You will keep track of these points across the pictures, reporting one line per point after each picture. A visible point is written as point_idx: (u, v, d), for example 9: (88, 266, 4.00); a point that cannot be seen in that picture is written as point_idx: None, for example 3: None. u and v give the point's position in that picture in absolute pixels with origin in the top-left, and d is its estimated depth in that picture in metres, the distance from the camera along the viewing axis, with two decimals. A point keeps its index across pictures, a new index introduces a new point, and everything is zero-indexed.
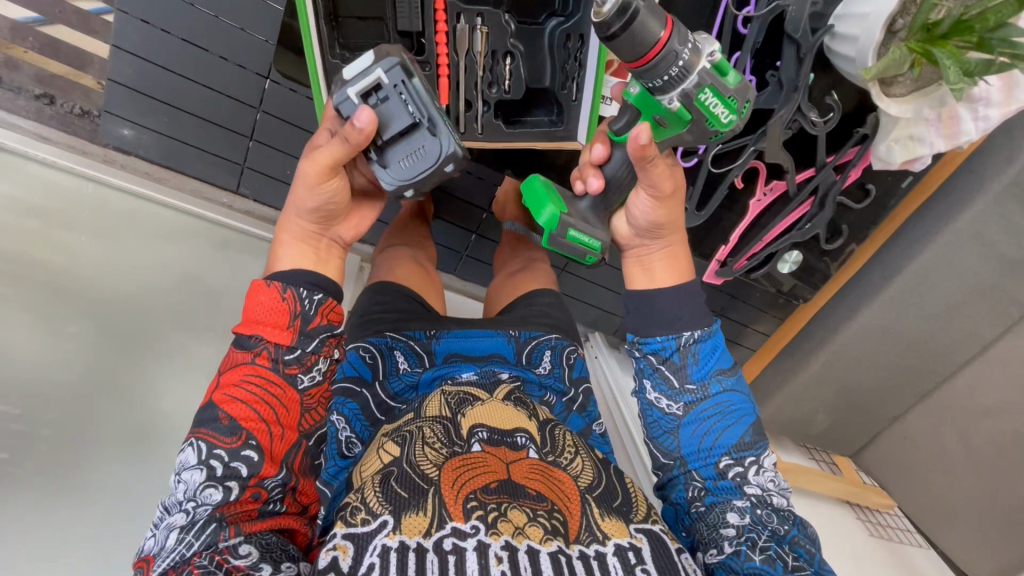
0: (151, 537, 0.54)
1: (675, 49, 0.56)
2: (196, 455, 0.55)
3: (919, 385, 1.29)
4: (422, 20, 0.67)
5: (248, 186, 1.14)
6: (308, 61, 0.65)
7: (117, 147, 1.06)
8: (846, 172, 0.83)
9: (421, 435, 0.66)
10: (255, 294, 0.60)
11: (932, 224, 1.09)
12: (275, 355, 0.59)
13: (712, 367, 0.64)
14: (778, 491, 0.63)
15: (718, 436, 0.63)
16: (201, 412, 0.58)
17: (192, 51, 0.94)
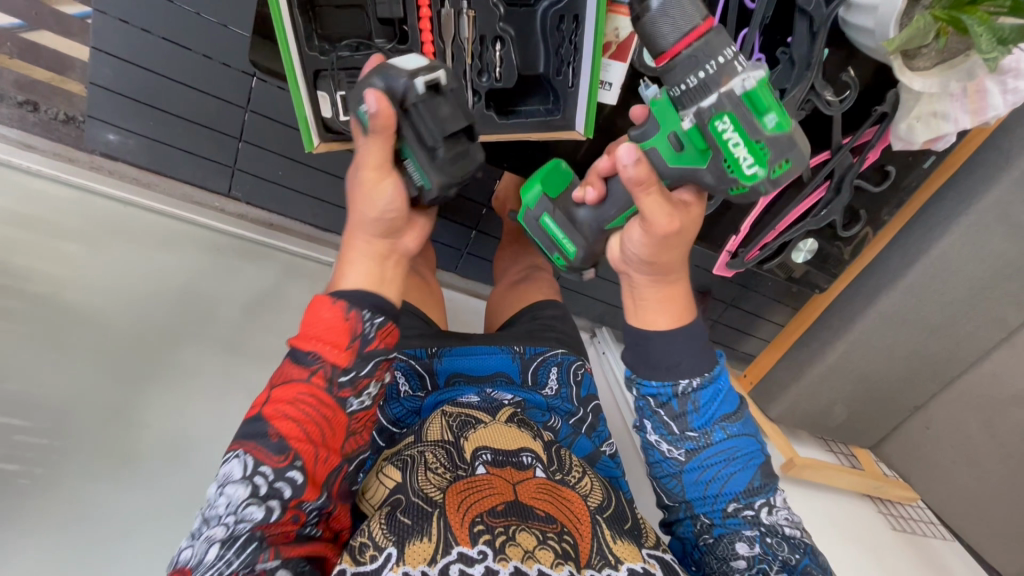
0: (185, 547, 0.53)
1: (711, 48, 0.52)
2: (241, 469, 0.53)
3: (942, 374, 1.24)
4: (403, 5, 0.62)
5: (240, 189, 1.11)
6: (283, 55, 0.60)
7: (103, 154, 1.04)
8: (863, 154, 0.78)
9: (422, 460, 0.64)
10: (318, 309, 0.56)
11: (954, 206, 1.03)
12: (332, 376, 0.56)
13: (714, 415, 0.62)
14: (790, 521, 0.63)
15: (725, 483, 0.62)
16: (248, 423, 0.56)
17: (175, 50, 0.90)
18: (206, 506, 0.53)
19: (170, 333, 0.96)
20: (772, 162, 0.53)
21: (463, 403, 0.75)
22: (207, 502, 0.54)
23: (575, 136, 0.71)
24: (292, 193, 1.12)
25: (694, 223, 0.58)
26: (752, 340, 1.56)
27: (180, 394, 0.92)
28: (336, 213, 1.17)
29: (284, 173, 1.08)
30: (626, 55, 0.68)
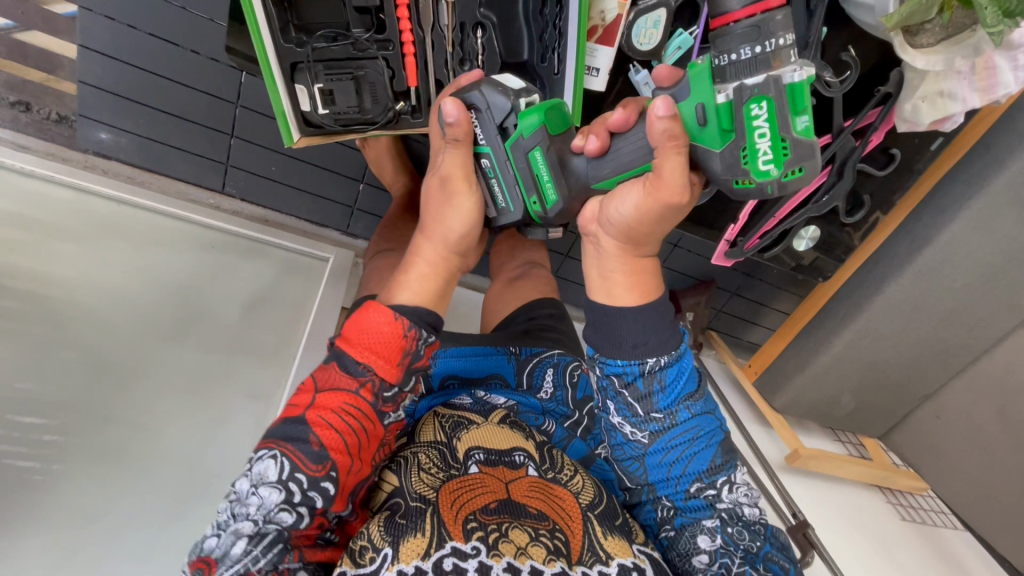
0: (209, 537, 0.52)
1: (771, 26, 0.48)
2: (277, 472, 0.53)
3: (952, 362, 1.20)
4: None
5: (234, 185, 1.10)
6: (256, 43, 0.58)
7: (96, 152, 1.04)
8: (867, 137, 0.75)
9: (416, 463, 0.63)
10: (368, 314, 0.58)
11: (964, 189, 1.00)
12: (378, 391, 0.57)
13: (679, 393, 0.59)
14: (749, 502, 0.63)
15: (688, 463, 0.60)
16: (286, 423, 0.56)
17: (162, 46, 0.89)
18: (234, 500, 0.53)
19: (166, 331, 0.96)
20: (788, 166, 0.47)
21: (454, 405, 0.73)
22: (236, 496, 0.53)
23: None
24: (286, 188, 1.12)
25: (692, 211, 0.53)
26: (757, 329, 1.54)
27: (177, 390, 0.92)
28: (332, 208, 1.16)
29: (277, 169, 1.08)
30: (613, 40, 0.66)
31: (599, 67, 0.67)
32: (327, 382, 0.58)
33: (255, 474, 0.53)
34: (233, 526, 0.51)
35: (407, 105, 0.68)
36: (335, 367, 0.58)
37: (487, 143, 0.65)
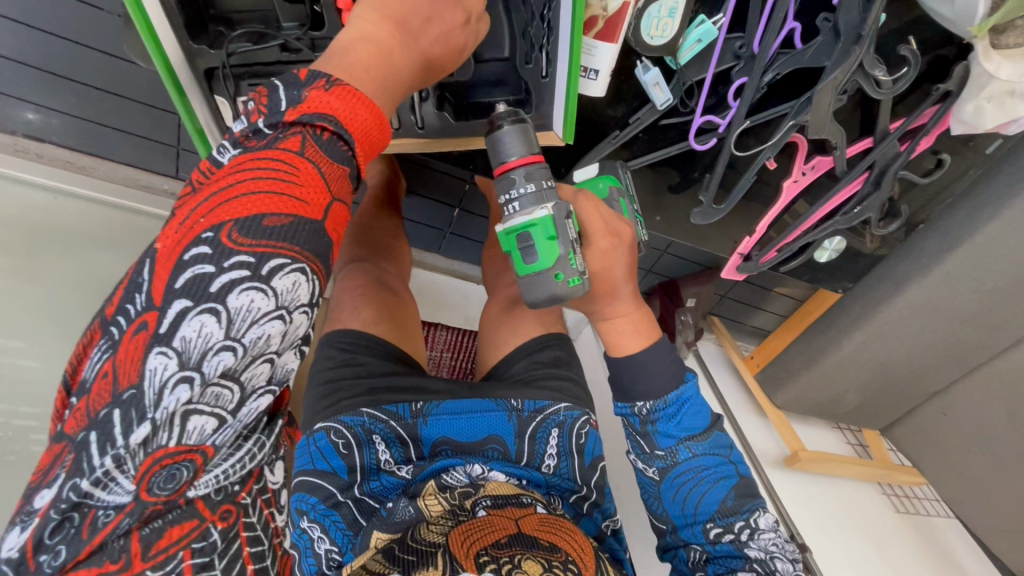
0: (175, 414, 0.35)
1: (535, 176, 0.54)
2: (308, 294, 0.39)
3: (966, 361, 1.13)
4: None
5: (188, 170, 0.98)
6: (153, 40, 0.47)
7: (26, 134, 0.90)
8: (915, 140, 0.63)
9: (423, 523, 0.56)
10: (343, 100, 0.40)
11: (1009, 186, 0.88)
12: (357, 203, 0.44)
13: (683, 430, 0.61)
14: (784, 555, 0.58)
15: (699, 502, 0.60)
16: (250, 224, 0.36)
17: (83, 11, 0.73)
18: (236, 342, 0.36)
19: None
20: (534, 289, 0.55)
21: (444, 484, 0.62)
22: (234, 334, 0.36)
23: (555, 138, 0.57)
24: None
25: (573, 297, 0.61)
26: (762, 314, 1.45)
27: None
28: None
29: None
30: (617, 34, 0.48)
31: (597, 68, 0.51)
32: (300, 154, 0.39)
33: (263, 292, 0.36)
34: (231, 399, 0.37)
35: None
36: (306, 143, 0.39)
37: None
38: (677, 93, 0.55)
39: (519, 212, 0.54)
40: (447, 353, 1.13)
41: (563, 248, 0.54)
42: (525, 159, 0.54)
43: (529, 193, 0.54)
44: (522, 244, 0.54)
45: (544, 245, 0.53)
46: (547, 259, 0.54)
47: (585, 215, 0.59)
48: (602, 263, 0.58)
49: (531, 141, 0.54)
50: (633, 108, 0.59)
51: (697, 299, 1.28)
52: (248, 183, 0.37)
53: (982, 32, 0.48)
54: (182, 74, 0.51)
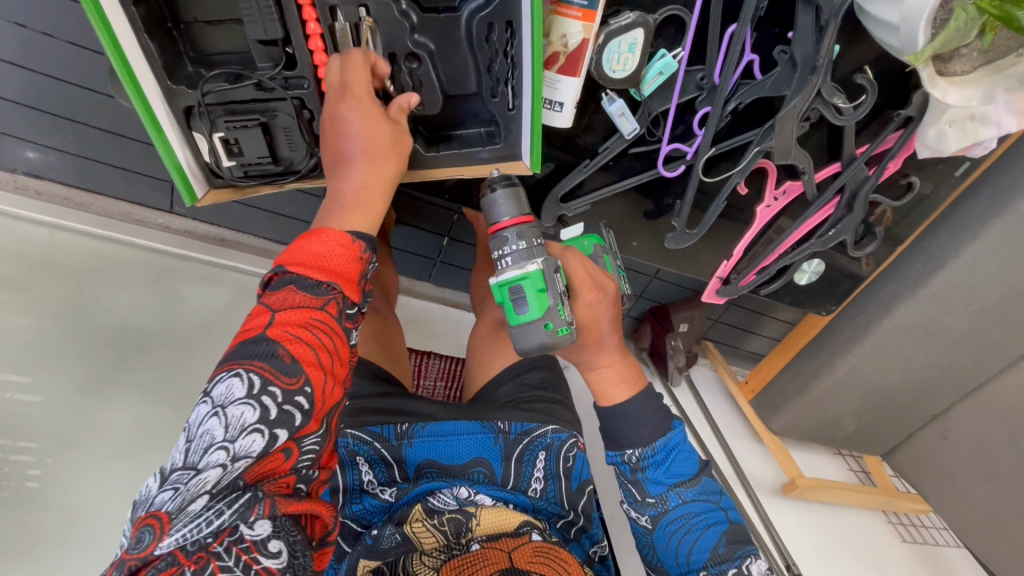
0: (194, 471, 0.40)
1: (525, 233, 0.58)
2: (245, 388, 0.42)
3: (962, 384, 1.12)
4: (284, 22, 0.48)
5: (183, 205, 1.00)
6: (132, 82, 0.48)
7: (26, 173, 0.93)
8: (882, 165, 0.65)
9: (417, 555, 0.56)
10: (317, 237, 0.47)
11: (988, 207, 0.90)
12: (343, 308, 0.47)
13: (671, 478, 0.61)
14: None
15: (691, 549, 0.59)
16: (247, 345, 0.44)
17: (83, 55, 0.77)
18: (215, 413, 0.41)
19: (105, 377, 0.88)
20: (525, 335, 0.57)
21: (433, 509, 0.61)
22: (212, 411, 0.41)
23: (523, 167, 0.60)
24: (239, 208, 1.01)
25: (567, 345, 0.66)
26: (756, 339, 1.45)
27: (129, 440, 0.85)
28: (292, 226, 1.05)
29: None
30: (579, 69, 0.51)
31: (560, 99, 0.52)
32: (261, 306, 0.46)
33: (244, 382, 0.42)
34: (188, 473, 0.39)
35: None
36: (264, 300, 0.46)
37: None
38: (644, 123, 0.57)
39: (511, 265, 0.58)
40: (439, 382, 1.12)
41: (552, 300, 0.57)
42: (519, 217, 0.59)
43: (520, 248, 0.58)
44: (513, 295, 0.57)
45: (535, 295, 0.56)
46: (538, 309, 0.56)
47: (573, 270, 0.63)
48: (588, 316, 0.62)
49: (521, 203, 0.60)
50: (603, 138, 0.60)
51: (689, 324, 1.28)
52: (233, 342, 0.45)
53: (919, 61, 0.48)
54: (162, 113, 0.52)
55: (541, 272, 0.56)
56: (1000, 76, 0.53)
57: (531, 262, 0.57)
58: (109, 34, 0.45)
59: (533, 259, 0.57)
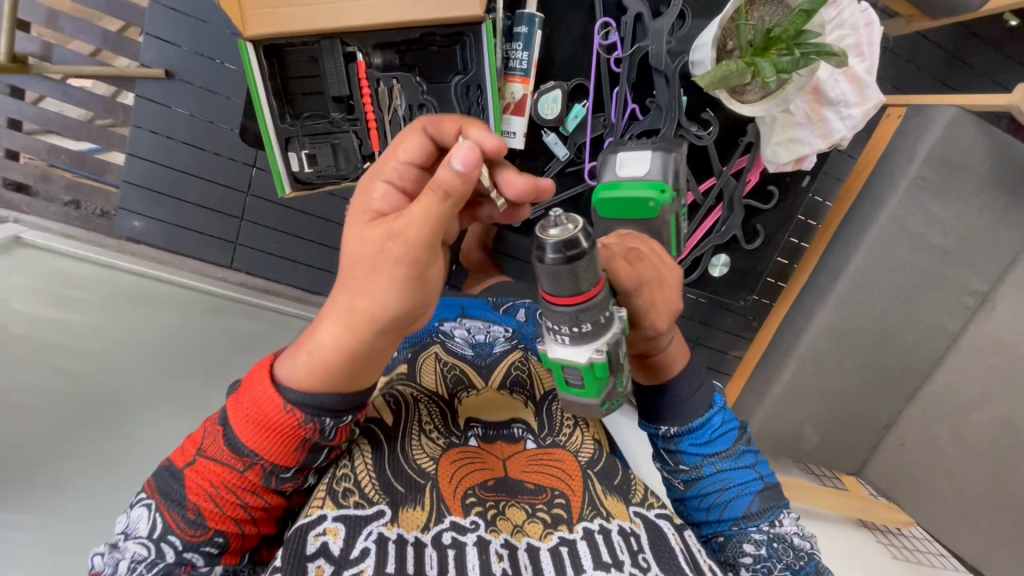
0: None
1: (597, 308, 0.44)
2: (148, 528, 0.43)
3: (902, 387, 1.31)
4: (350, 86, 0.78)
5: (241, 261, 1.26)
6: (260, 118, 0.76)
7: (128, 239, 1.20)
8: (743, 177, 0.94)
9: (415, 420, 0.57)
10: (260, 379, 0.43)
11: (860, 227, 1.19)
12: (270, 474, 0.44)
13: (707, 446, 0.57)
14: (800, 533, 0.58)
15: (724, 507, 0.57)
16: (166, 475, 0.44)
17: (192, 151, 1.15)
18: (124, 537, 0.43)
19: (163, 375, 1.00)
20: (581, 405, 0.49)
21: (453, 351, 0.68)
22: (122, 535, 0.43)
23: None
24: (284, 262, 1.28)
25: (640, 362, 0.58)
26: None
27: None
28: (323, 277, 1.31)
29: (278, 245, 1.26)
30: (524, 110, 0.82)
31: (515, 130, 0.83)
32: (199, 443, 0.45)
33: (150, 522, 0.43)
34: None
35: (373, 163, 0.81)
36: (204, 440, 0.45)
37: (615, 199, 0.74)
38: (571, 149, 0.87)
39: (573, 352, 0.45)
40: None
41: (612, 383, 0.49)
42: (572, 300, 0.42)
43: (582, 325, 0.44)
44: (567, 374, 0.47)
45: (595, 377, 0.47)
46: (598, 396, 0.48)
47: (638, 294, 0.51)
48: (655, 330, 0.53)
49: (597, 265, 0.42)
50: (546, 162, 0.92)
51: None
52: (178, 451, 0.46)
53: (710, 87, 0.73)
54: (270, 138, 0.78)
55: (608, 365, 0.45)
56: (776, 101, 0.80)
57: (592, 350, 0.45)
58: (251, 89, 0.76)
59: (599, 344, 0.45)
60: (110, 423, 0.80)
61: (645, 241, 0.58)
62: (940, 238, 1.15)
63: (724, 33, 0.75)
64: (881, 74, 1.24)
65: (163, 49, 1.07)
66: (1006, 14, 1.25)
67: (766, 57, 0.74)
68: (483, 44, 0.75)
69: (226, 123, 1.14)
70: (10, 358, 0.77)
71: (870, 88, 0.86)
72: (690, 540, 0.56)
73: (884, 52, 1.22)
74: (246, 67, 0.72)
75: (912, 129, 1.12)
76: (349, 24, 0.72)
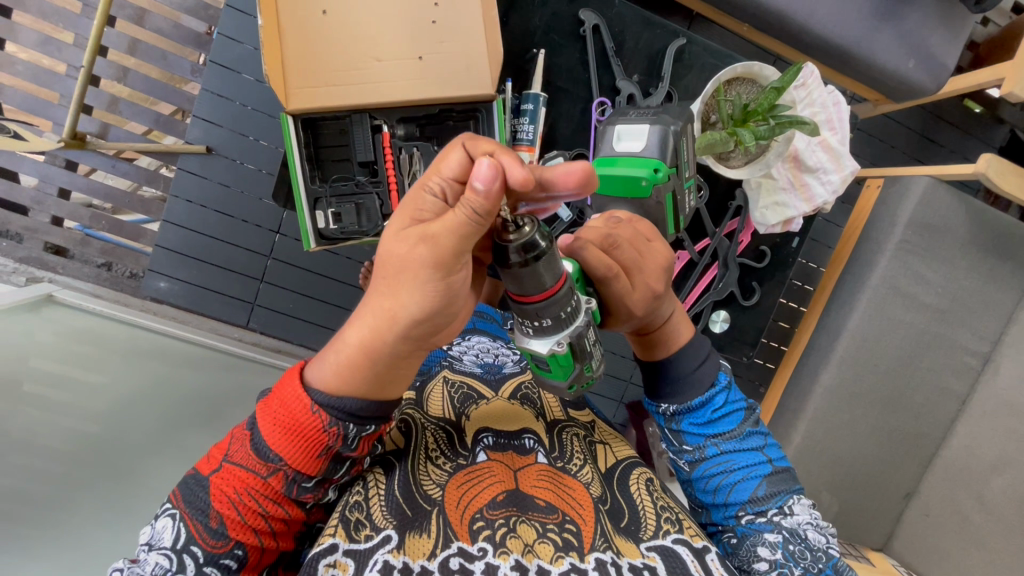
0: None
1: (563, 301, 0.47)
2: (172, 539, 0.44)
3: (917, 451, 1.29)
4: (375, 152, 0.89)
5: (256, 321, 1.31)
6: (293, 177, 0.86)
7: (152, 298, 1.27)
8: (735, 238, 1.02)
9: (423, 447, 0.58)
10: (289, 379, 0.44)
11: (853, 289, 1.24)
12: (294, 480, 0.45)
13: (709, 427, 0.61)
14: (815, 527, 0.59)
15: (729, 491, 0.60)
16: (194, 483, 0.45)
17: (222, 218, 1.24)
18: (149, 548, 0.44)
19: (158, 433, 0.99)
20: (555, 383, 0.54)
21: (463, 372, 0.70)
22: (148, 544, 0.44)
23: None
24: (297, 321, 1.33)
25: (634, 338, 0.64)
26: None
27: None
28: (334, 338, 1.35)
29: (293, 305, 1.31)
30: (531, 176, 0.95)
31: None
32: (224, 450, 0.46)
33: (175, 532, 0.44)
34: None
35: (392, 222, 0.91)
36: (232, 445, 0.46)
37: (616, 164, 0.78)
38: (574, 213, 1.00)
39: (540, 343, 0.49)
40: None
41: (579, 369, 0.53)
42: (539, 297, 0.46)
43: (550, 321, 0.48)
44: (537, 360, 0.52)
45: (562, 365, 0.51)
46: (566, 378, 0.53)
47: (617, 287, 0.55)
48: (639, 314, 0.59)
49: (557, 263, 0.45)
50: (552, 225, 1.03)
51: None
52: (205, 457, 0.47)
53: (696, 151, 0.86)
54: (301, 196, 0.88)
55: (569, 351, 0.50)
56: (758, 165, 0.93)
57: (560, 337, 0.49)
58: (287, 155, 0.86)
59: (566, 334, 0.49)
60: (110, 473, 0.80)
61: (633, 219, 0.63)
62: (931, 297, 1.20)
63: (708, 108, 0.91)
64: (858, 152, 1.35)
65: (206, 129, 1.19)
66: (967, 101, 1.38)
67: (745, 127, 0.87)
68: (494, 117, 0.86)
69: (256, 193, 1.25)
70: (19, 400, 0.79)
71: (845, 157, 0.94)
72: (712, 565, 0.55)
73: (858, 132, 1.34)
74: (284, 133, 0.83)
75: (890, 198, 1.21)
76: (377, 100, 0.84)
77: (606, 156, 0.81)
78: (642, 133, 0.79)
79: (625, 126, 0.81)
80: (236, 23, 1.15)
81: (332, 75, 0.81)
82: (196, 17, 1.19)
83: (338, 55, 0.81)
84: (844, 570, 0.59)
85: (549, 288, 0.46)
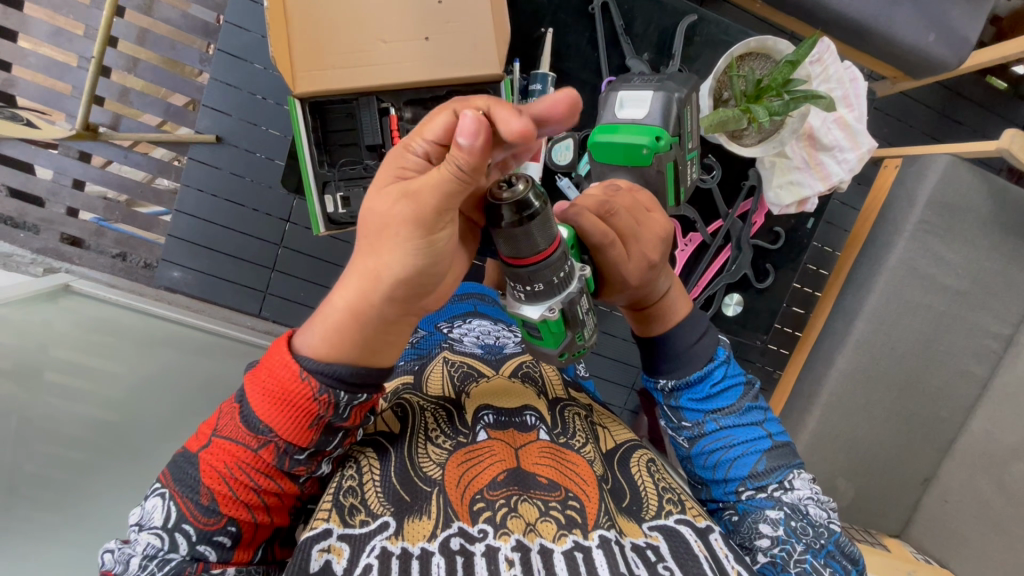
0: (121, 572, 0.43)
1: (557, 266, 0.47)
2: (163, 519, 0.44)
3: (935, 435, 1.26)
4: (383, 135, 0.90)
5: (269, 310, 1.32)
6: (302, 161, 0.87)
7: (166, 288, 1.28)
8: (749, 219, 1.01)
9: (422, 426, 0.58)
10: (277, 347, 0.44)
11: (870, 272, 1.21)
12: (285, 453, 0.44)
13: (707, 403, 0.61)
14: (816, 503, 0.59)
15: (729, 467, 0.60)
16: (185, 463, 0.46)
17: (232, 207, 1.25)
18: (142, 528, 0.45)
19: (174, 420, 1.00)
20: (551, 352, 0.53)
21: (465, 352, 0.71)
22: (141, 524, 0.45)
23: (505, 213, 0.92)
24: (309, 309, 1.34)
25: (630, 312, 0.64)
26: None
27: None
28: None
29: (305, 293, 1.32)
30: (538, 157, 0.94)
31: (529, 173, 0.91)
32: (210, 427, 0.46)
33: (165, 511, 0.44)
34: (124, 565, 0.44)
35: None
36: (220, 423, 0.46)
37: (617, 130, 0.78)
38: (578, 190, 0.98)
39: (533, 309, 0.49)
40: None
41: (570, 338, 0.52)
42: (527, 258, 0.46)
43: (542, 287, 0.48)
44: (529, 327, 0.52)
45: (552, 332, 0.51)
46: (556, 346, 0.52)
47: (613, 255, 0.55)
48: (633, 286, 0.59)
49: (551, 225, 0.45)
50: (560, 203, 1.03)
51: None
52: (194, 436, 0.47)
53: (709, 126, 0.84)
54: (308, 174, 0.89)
55: (559, 318, 0.49)
56: (772, 143, 0.91)
57: (553, 303, 0.49)
58: (296, 139, 0.87)
59: (560, 300, 0.49)
60: (129, 457, 0.81)
61: (633, 190, 0.63)
62: (952, 279, 1.17)
63: (720, 86, 0.89)
64: (875, 132, 1.32)
65: (215, 118, 1.20)
66: (988, 78, 1.35)
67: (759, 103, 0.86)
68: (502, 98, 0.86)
69: (266, 182, 1.25)
70: (38, 390, 0.80)
71: (860, 135, 0.92)
72: (715, 545, 0.55)
73: (875, 111, 1.31)
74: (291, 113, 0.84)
75: (908, 178, 1.18)
76: (386, 80, 0.83)
77: (609, 123, 0.80)
78: (645, 100, 0.78)
79: (628, 92, 0.80)
80: (244, 12, 1.15)
81: (345, 56, 0.81)
82: (204, 6, 1.19)
83: (346, 36, 0.80)
84: (846, 546, 0.57)
85: (542, 251, 0.46)
